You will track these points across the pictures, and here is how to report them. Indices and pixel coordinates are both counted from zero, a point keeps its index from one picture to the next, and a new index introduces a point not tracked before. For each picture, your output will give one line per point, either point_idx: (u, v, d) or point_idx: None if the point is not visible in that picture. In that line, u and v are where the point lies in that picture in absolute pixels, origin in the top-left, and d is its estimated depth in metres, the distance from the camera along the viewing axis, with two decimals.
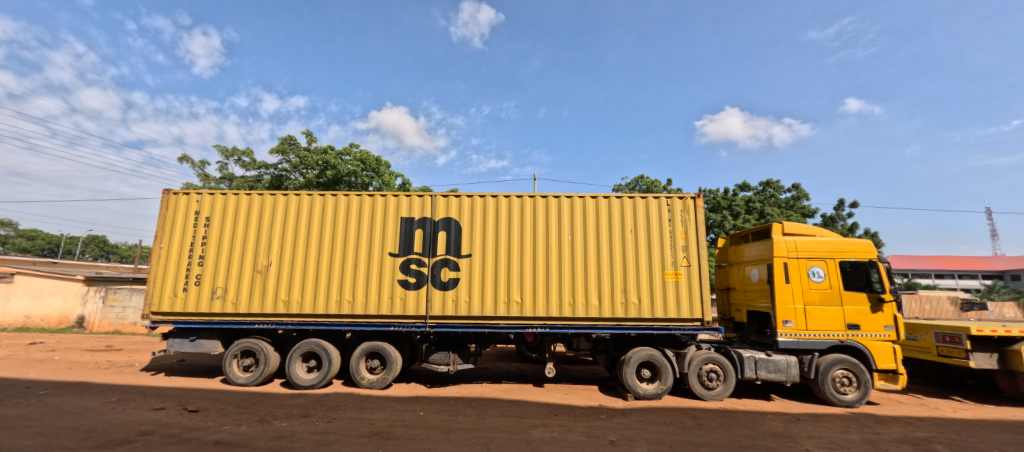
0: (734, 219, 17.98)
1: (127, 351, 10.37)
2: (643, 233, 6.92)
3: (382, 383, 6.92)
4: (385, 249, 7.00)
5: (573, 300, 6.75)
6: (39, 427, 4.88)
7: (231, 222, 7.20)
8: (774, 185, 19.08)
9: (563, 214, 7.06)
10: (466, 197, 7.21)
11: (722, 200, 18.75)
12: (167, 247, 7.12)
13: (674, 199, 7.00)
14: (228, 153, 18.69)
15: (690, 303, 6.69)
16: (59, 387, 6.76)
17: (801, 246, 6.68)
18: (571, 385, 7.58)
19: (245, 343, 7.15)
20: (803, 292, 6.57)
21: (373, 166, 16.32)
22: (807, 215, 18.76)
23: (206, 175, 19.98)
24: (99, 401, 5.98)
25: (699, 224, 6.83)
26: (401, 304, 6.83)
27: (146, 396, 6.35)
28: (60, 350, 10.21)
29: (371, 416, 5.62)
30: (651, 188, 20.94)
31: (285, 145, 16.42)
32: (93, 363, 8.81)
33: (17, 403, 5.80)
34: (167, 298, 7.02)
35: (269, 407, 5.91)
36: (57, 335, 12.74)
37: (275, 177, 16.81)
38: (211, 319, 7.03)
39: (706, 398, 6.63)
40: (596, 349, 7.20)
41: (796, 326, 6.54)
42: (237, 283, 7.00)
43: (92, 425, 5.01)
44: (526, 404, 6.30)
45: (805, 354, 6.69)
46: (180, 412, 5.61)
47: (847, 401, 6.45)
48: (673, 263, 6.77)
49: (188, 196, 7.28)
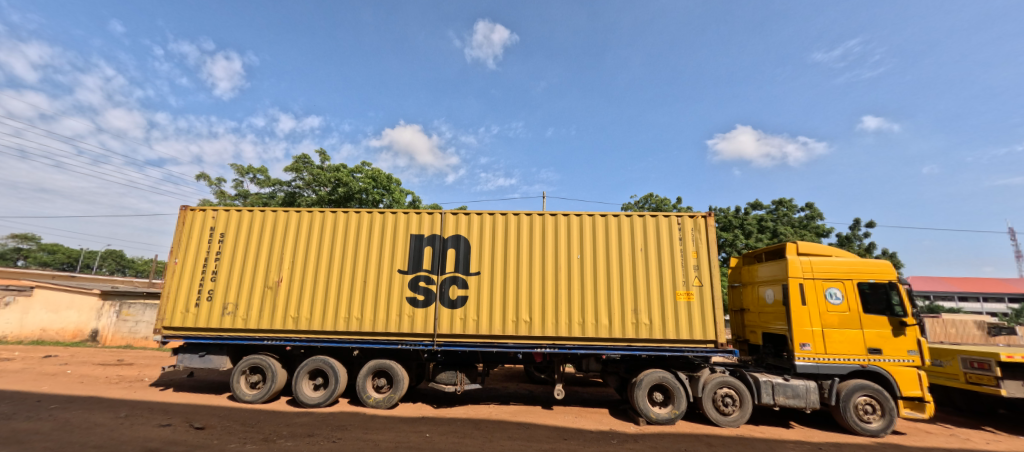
0: (745, 239, 17.76)
1: (138, 366, 10.45)
2: (654, 251, 6.83)
3: (388, 403, 6.83)
4: (393, 265, 7.01)
5: (582, 320, 6.64)
6: (48, 441, 4.89)
7: (244, 239, 7.31)
8: (786, 204, 18.90)
9: (572, 232, 7.01)
10: (476, 215, 7.23)
11: (733, 219, 18.61)
12: (182, 263, 7.23)
13: (685, 218, 6.92)
14: (244, 170, 19.24)
15: (703, 324, 6.54)
16: (70, 402, 6.80)
17: (817, 266, 6.51)
18: (580, 407, 7.41)
19: (252, 359, 7.13)
20: (821, 314, 6.37)
21: (384, 183, 16.61)
22: (821, 235, 18.45)
23: (221, 192, 20.61)
24: (108, 417, 6.00)
25: (711, 244, 6.72)
26: (408, 321, 6.79)
27: (154, 412, 6.34)
28: (74, 364, 10.32)
29: (377, 437, 5.54)
30: (659, 207, 20.90)
31: (299, 163, 16.82)
32: (104, 377, 8.88)
33: (29, 417, 5.84)
34: (179, 313, 7.08)
35: (275, 426, 5.87)
36: (71, 349, 12.92)
37: (289, 194, 17.18)
38: (222, 334, 7.05)
39: (721, 424, 6.39)
40: (606, 370, 7.02)
41: (814, 349, 6.32)
42: (247, 299, 7.05)
43: (99, 441, 5.00)
44: (534, 427, 6.16)
45: (824, 379, 6.44)
46: (186, 429, 5.59)
47: (871, 430, 6.17)
48: (684, 283, 6.66)
49: (204, 212, 7.44)
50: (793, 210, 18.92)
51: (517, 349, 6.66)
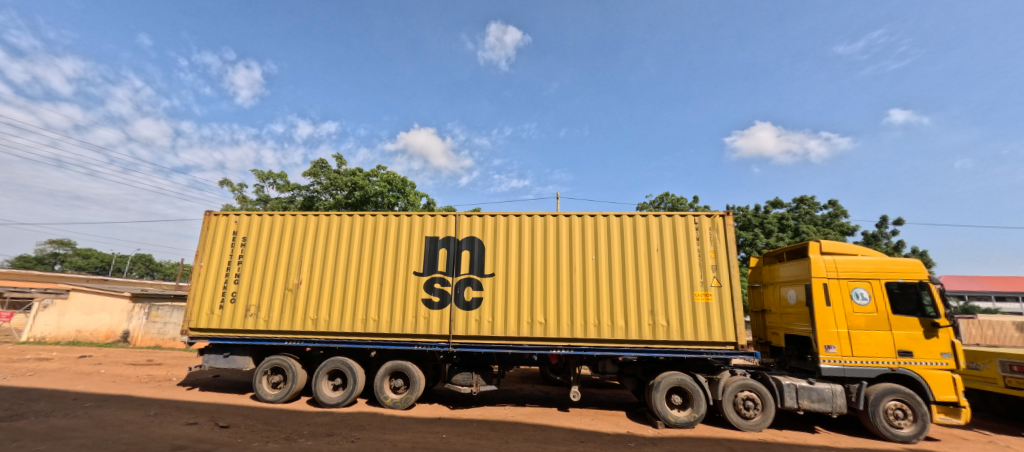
0: (766, 238, 17.32)
1: (166, 366, 10.82)
2: (670, 251, 6.72)
3: (405, 403, 6.90)
4: (409, 267, 7.08)
5: (598, 322, 6.58)
6: (83, 438, 5.10)
7: (265, 242, 7.49)
8: (808, 202, 18.38)
9: (587, 233, 6.96)
10: (489, 217, 7.23)
11: (752, 218, 18.18)
12: (207, 266, 7.46)
13: (702, 217, 6.79)
14: (264, 176, 19.74)
15: (722, 325, 6.40)
16: (103, 400, 7.08)
17: (841, 266, 6.30)
18: (597, 409, 7.34)
19: (273, 360, 7.30)
20: (846, 315, 6.16)
21: (399, 186, 16.82)
22: (846, 233, 17.87)
23: (243, 197, 21.19)
24: (139, 415, 6.22)
25: (730, 243, 6.57)
26: (424, 323, 6.84)
27: (182, 411, 6.55)
28: (107, 364, 10.75)
29: (395, 437, 5.59)
30: (675, 206, 20.58)
31: (317, 168, 17.17)
32: (135, 377, 9.22)
33: (66, 415, 6.10)
34: (204, 314, 7.30)
35: (296, 426, 6.00)
36: (104, 349, 13.45)
37: (307, 198, 17.53)
38: (244, 335, 7.24)
39: (743, 428, 6.23)
40: (623, 372, 6.93)
41: (840, 351, 6.11)
42: (268, 301, 7.22)
43: (131, 438, 5.19)
44: (550, 429, 6.12)
45: (851, 383, 6.22)
46: (212, 427, 5.75)
47: (902, 436, 5.93)
48: (702, 284, 6.53)
49: (227, 217, 7.65)
50: (815, 208, 18.38)
51: (533, 351, 6.63)
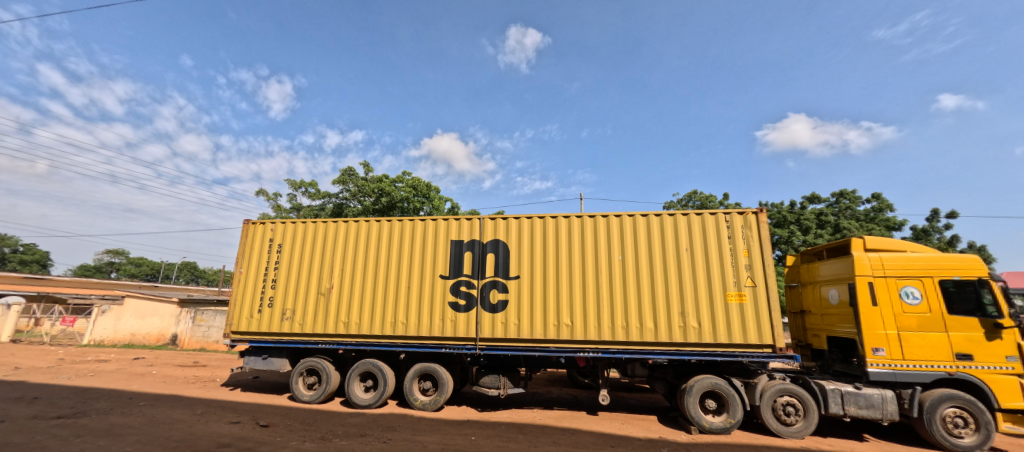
0: (804, 235, 16.51)
1: (211, 367, 11.40)
2: (700, 251, 6.50)
3: (434, 405, 6.98)
4: (436, 271, 7.17)
5: (626, 324, 6.44)
6: (138, 435, 5.44)
7: (298, 249, 7.77)
8: (849, 196, 17.41)
9: (612, 233, 6.83)
10: (513, 219, 7.23)
11: (788, 215, 17.40)
12: (246, 272, 7.81)
13: (733, 215, 6.53)
14: (297, 185, 20.53)
15: (758, 327, 6.13)
16: (155, 399, 7.53)
17: (888, 263, 5.91)
18: (627, 413, 7.18)
19: (308, 362, 7.55)
20: (895, 316, 5.77)
21: (424, 191, 17.11)
22: (892, 229, 16.80)
23: (277, 206, 22.11)
24: (187, 414, 6.57)
25: (764, 241, 6.30)
26: (451, 325, 6.90)
27: (225, 410, 6.88)
28: (158, 365, 11.44)
29: (425, 438, 5.67)
30: (705, 204, 19.96)
31: (345, 176, 17.70)
32: (183, 377, 9.77)
33: (122, 413, 6.52)
34: (244, 318, 7.65)
35: (331, 426, 6.18)
36: (155, 352, 14.34)
37: (337, 205, 18.09)
38: (281, 338, 7.52)
39: (784, 435, 5.94)
40: (654, 376, 6.75)
41: (889, 354, 5.73)
42: (303, 305, 7.48)
43: (180, 435, 5.48)
44: (580, 433, 6.04)
45: (903, 388, 5.81)
46: (253, 426, 6.00)
47: (963, 446, 5.48)
48: (735, 284, 6.28)
49: (263, 225, 7.99)
50: (857, 202, 17.39)
51: (560, 354, 6.56)
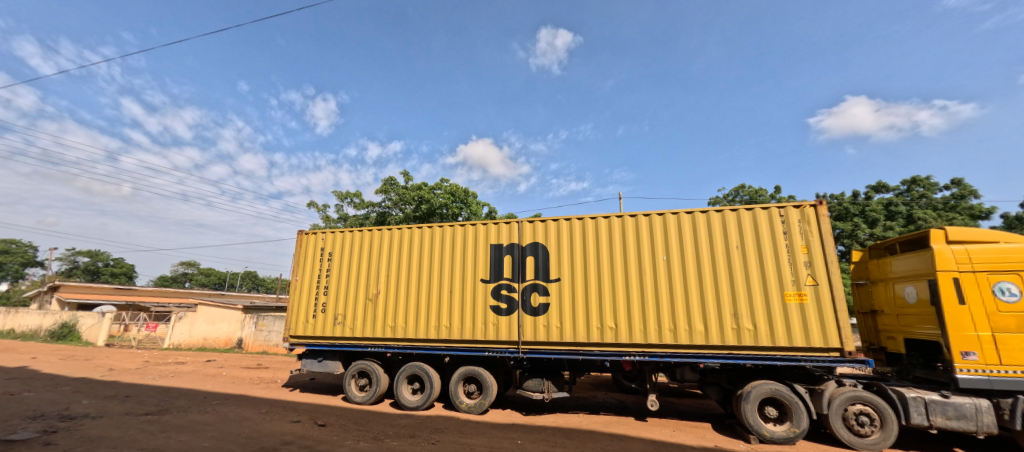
0: (870, 228, 15.13)
1: (272, 369, 12.18)
2: (753, 248, 6.11)
3: (479, 408, 7.03)
4: (476, 275, 7.23)
5: (674, 326, 6.17)
6: (212, 431, 5.88)
7: (347, 256, 8.13)
8: (923, 182, 15.77)
9: (656, 232, 6.58)
10: (551, 221, 7.15)
11: (851, 206, 16.03)
12: (301, 280, 8.28)
13: (789, 209, 6.08)
14: (343, 196, 21.54)
15: (822, 329, 5.66)
16: (226, 398, 8.14)
17: (977, 256, 5.26)
18: (678, 420, 6.87)
19: (359, 365, 7.86)
20: (988, 315, 5.12)
21: (461, 197, 17.40)
22: (978, 217, 15.01)
23: (326, 216, 23.30)
24: (253, 412, 7.04)
25: (826, 236, 5.81)
26: (493, 329, 6.93)
27: (286, 410, 7.30)
28: (226, 367, 12.38)
29: (472, 441, 5.71)
30: (755, 198, 18.82)
31: (387, 185, 18.34)
32: (249, 378, 10.50)
33: (198, 411, 7.09)
34: (301, 323, 8.09)
35: (382, 426, 6.39)
36: (224, 355, 15.53)
37: (380, 214, 18.78)
38: (334, 342, 7.89)
39: (858, 447, 5.42)
40: (706, 381, 6.40)
41: (982, 359, 5.08)
42: (352, 310, 7.80)
43: (248, 432, 5.88)
44: (629, 439, 5.84)
45: (1003, 397, 5.11)
46: (311, 425, 6.32)
47: None
48: (794, 282, 5.83)
49: (315, 235, 8.43)
50: (934, 189, 15.72)
51: (605, 358, 6.38)
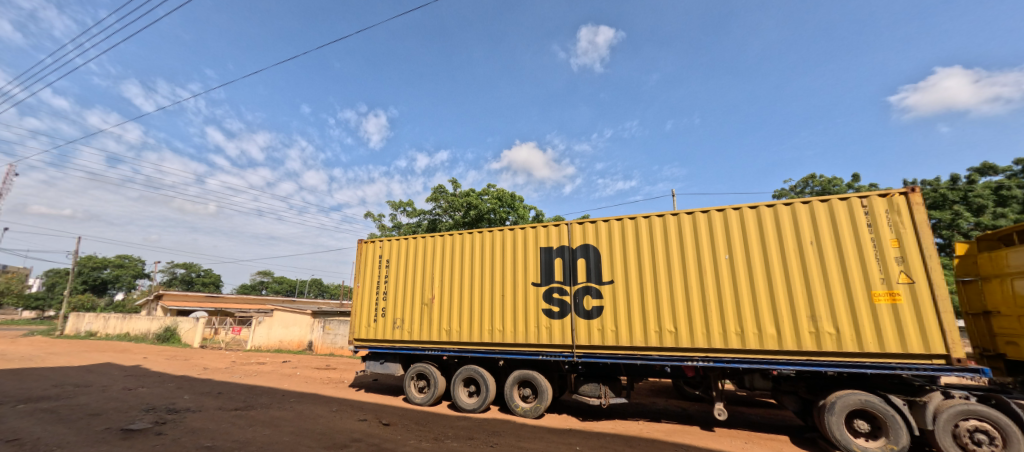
0: (973, 216, 13.28)
1: (339, 370, 12.97)
2: (830, 244, 5.57)
3: (534, 412, 6.99)
4: (527, 278, 7.23)
5: (741, 329, 5.76)
6: (291, 427, 6.36)
7: (403, 263, 8.47)
8: None
9: (716, 230, 6.20)
10: (602, 222, 6.99)
11: (948, 192, 14.18)
12: (363, 286, 8.75)
13: (872, 199, 5.49)
14: (396, 205, 22.53)
15: (920, 333, 5.02)
16: (301, 397, 8.78)
17: None
18: (749, 431, 6.40)
19: (418, 367, 8.08)
20: None
21: (509, 201, 17.55)
22: None
23: (381, 226, 24.50)
24: (325, 410, 7.52)
25: (920, 228, 5.18)
26: (547, 333, 6.88)
27: (354, 408, 7.73)
28: (299, 368, 13.36)
29: (530, 445, 5.69)
30: (827, 189, 17.22)
31: (437, 193, 18.93)
32: (319, 379, 11.26)
33: (278, 408, 7.70)
34: (364, 326, 8.54)
35: (442, 427, 6.56)
36: (297, 356, 16.78)
37: (431, 221, 19.41)
38: (394, 345, 8.24)
39: None
40: (781, 389, 5.89)
41: None
42: (410, 315, 8.10)
43: (321, 428, 6.28)
44: (696, 449, 5.53)
45: None
46: (377, 424, 6.63)
47: None
48: (883, 281, 5.24)
49: (374, 243, 8.88)
50: None
51: (665, 363, 6.09)
